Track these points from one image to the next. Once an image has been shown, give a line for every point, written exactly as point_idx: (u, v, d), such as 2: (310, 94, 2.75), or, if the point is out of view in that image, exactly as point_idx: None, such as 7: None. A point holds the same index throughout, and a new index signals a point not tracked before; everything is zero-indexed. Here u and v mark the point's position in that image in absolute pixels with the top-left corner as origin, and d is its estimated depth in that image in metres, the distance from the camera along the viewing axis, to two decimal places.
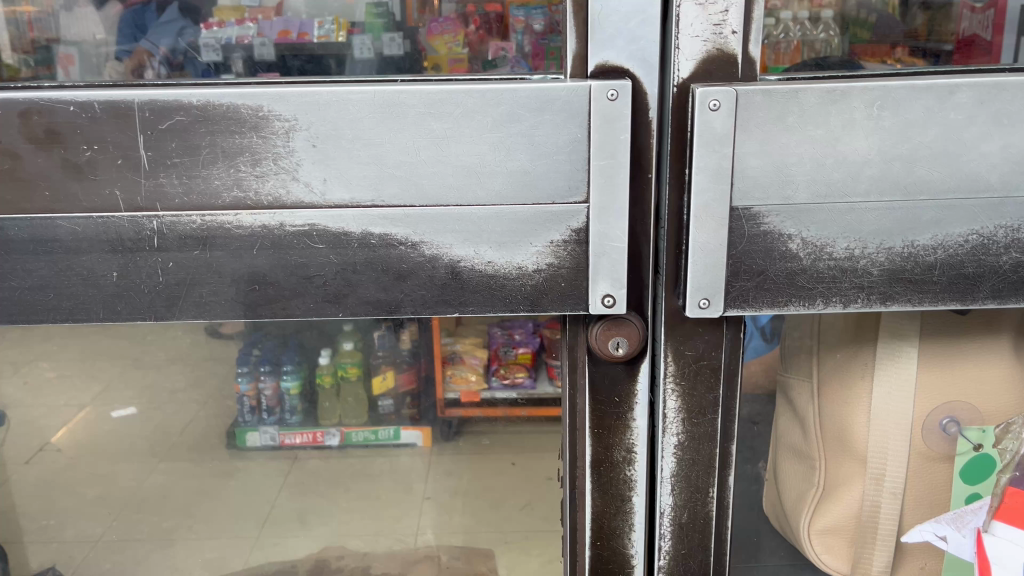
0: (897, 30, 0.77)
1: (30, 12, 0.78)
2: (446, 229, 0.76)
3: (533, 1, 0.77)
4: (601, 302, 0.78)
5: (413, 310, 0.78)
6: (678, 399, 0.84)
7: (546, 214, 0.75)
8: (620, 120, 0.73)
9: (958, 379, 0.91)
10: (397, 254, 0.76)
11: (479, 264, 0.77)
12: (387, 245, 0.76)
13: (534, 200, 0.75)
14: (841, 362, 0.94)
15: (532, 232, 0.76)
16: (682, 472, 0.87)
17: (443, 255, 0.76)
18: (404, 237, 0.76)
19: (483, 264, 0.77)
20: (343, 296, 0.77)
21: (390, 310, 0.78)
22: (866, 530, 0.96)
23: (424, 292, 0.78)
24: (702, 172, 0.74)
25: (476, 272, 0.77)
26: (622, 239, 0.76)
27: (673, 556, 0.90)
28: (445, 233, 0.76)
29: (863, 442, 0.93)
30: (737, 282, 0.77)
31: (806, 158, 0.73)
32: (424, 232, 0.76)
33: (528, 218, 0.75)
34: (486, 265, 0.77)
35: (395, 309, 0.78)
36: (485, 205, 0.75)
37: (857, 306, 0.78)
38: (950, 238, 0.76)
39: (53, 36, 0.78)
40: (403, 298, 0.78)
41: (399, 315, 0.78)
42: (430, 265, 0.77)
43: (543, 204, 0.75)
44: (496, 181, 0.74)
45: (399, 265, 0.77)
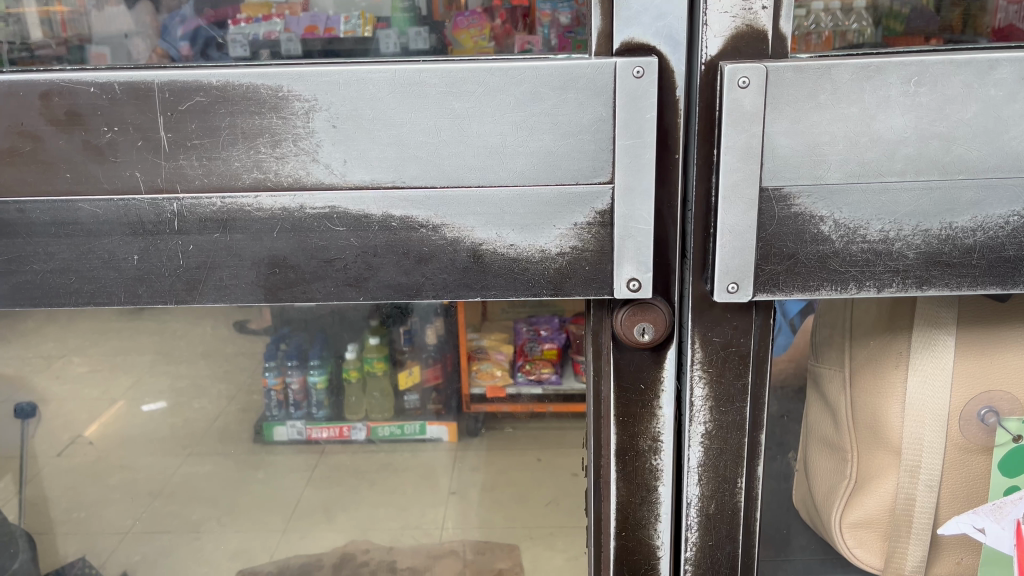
0: (932, 23, 0.76)
1: (64, 13, 0.81)
2: (468, 211, 0.74)
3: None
4: (626, 286, 0.77)
5: (435, 293, 0.77)
6: (706, 386, 0.82)
7: (570, 195, 0.73)
8: (647, 99, 0.71)
9: (997, 368, 0.87)
10: (418, 237, 0.75)
11: (501, 246, 0.75)
12: (407, 228, 0.75)
13: (557, 181, 0.73)
14: (874, 351, 0.92)
15: (556, 214, 0.74)
16: (709, 462, 0.85)
17: (465, 238, 0.75)
18: (425, 219, 0.74)
19: (505, 247, 0.75)
20: (364, 279, 0.76)
21: (412, 294, 0.77)
22: (900, 523, 0.93)
23: (445, 276, 0.76)
24: (731, 151, 0.72)
25: (498, 255, 0.76)
26: (649, 221, 0.74)
27: (700, 547, 0.88)
28: (466, 215, 0.74)
29: (897, 433, 0.90)
30: (767, 266, 0.75)
31: (839, 137, 0.71)
32: (446, 214, 0.74)
33: (551, 200, 0.74)
34: (509, 248, 0.75)
35: (417, 293, 0.77)
36: (508, 186, 0.73)
37: (891, 291, 0.76)
38: (989, 220, 0.73)
39: (86, 38, 0.81)
40: (424, 282, 0.77)
41: (421, 299, 0.77)
42: (452, 248, 0.75)
43: (566, 185, 0.73)
44: (518, 162, 0.73)
45: (420, 248, 0.75)
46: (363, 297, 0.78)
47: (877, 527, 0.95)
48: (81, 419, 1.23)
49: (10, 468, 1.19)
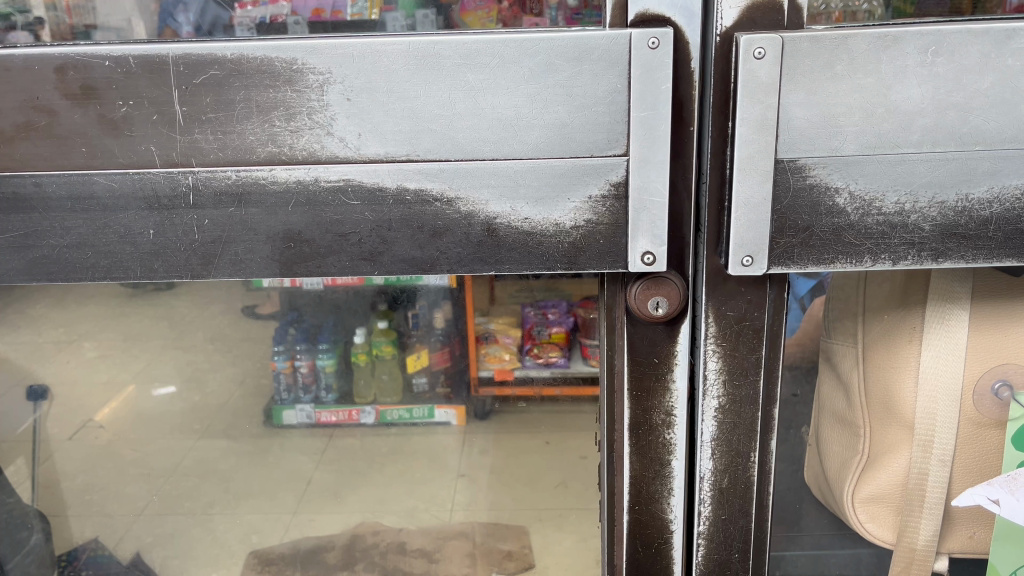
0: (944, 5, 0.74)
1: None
2: (482, 184, 0.74)
3: None
4: (641, 260, 0.77)
5: (449, 267, 0.77)
6: (720, 360, 0.82)
7: (584, 167, 0.73)
8: (662, 70, 0.71)
9: (1012, 342, 0.87)
10: (432, 211, 0.75)
11: (515, 220, 0.75)
12: (422, 202, 0.75)
13: (572, 154, 0.73)
14: (887, 326, 0.92)
15: (570, 187, 0.74)
16: (723, 436, 0.85)
17: (479, 212, 0.75)
18: (439, 193, 0.75)
19: (520, 221, 0.75)
20: (379, 254, 0.77)
21: (426, 268, 0.77)
22: (913, 498, 0.93)
23: (460, 250, 0.77)
24: (746, 123, 0.71)
25: (512, 229, 0.76)
26: (663, 194, 0.74)
27: (713, 522, 0.88)
28: (481, 188, 0.74)
29: (910, 408, 0.90)
30: (782, 238, 0.75)
31: (855, 108, 0.70)
32: (460, 188, 0.74)
33: (565, 172, 0.74)
34: (523, 221, 0.75)
35: (431, 267, 0.77)
36: (522, 159, 0.73)
37: (906, 263, 0.75)
38: (1005, 191, 0.73)
39: (90, 22, 0.77)
40: (439, 256, 0.77)
41: (435, 273, 0.77)
42: (466, 221, 0.75)
43: (581, 158, 0.73)
44: (533, 134, 0.73)
45: (434, 222, 0.76)
46: (378, 272, 0.78)
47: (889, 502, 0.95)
48: (92, 401, 1.23)
49: (21, 452, 1.15)
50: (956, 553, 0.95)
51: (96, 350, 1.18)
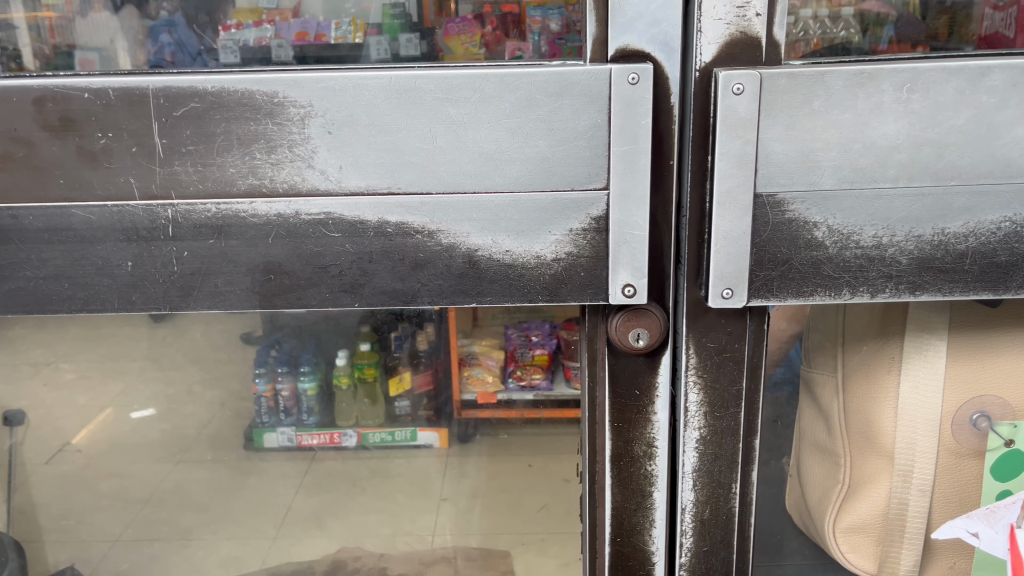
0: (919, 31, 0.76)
1: (52, 18, 0.78)
2: (464, 217, 0.74)
3: (549, 1, 0.76)
4: (622, 292, 0.77)
5: (430, 299, 0.77)
6: (700, 392, 0.82)
7: (565, 202, 0.74)
8: (642, 104, 0.71)
9: (990, 373, 0.88)
10: (413, 243, 0.75)
11: (496, 252, 0.75)
12: (403, 234, 0.75)
13: (554, 187, 0.73)
14: (866, 356, 0.92)
15: (551, 220, 0.74)
16: (704, 467, 0.85)
17: (461, 244, 0.75)
18: (421, 225, 0.74)
19: (501, 253, 0.75)
20: (359, 285, 0.76)
21: (407, 300, 0.77)
22: (893, 527, 0.93)
23: (441, 282, 0.76)
24: (725, 157, 0.72)
25: (494, 261, 0.76)
26: (643, 227, 0.75)
27: (694, 553, 0.88)
28: (463, 221, 0.74)
29: (891, 438, 0.91)
30: (761, 271, 0.75)
31: (832, 143, 0.71)
32: (442, 220, 0.74)
33: (547, 206, 0.74)
34: (507, 253, 0.75)
35: (412, 299, 0.77)
36: (503, 193, 0.74)
37: (884, 296, 0.76)
38: (982, 225, 0.73)
39: (73, 43, 0.77)
40: (420, 288, 0.76)
41: (416, 305, 0.77)
42: (447, 254, 0.75)
43: (562, 191, 0.73)
44: (514, 168, 0.73)
45: (416, 254, 0.75)
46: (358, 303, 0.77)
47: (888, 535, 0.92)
48: (72, 424, 1.22)
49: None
50: None
51: (75, 372, 1.16)
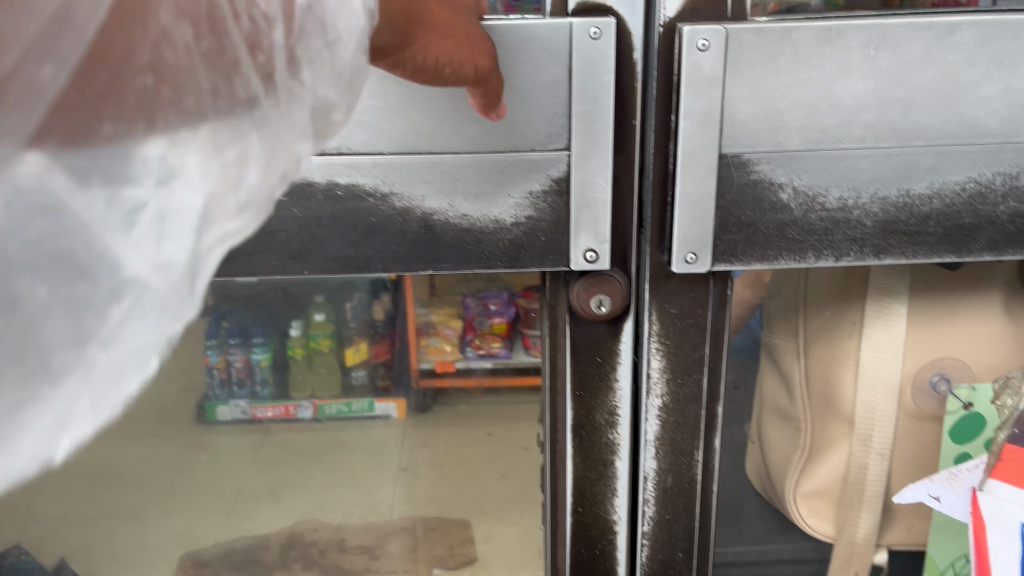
0: None
1: None
2: (419, 178, 0.71)
3: None
4: (583, 258, 0.74)
5: (385, 265, 0.73)
6: (663, 358, 0.81)
7: (524, 162, 0.71)
8: (603, 63, 0.69)
9: (950, 336, 0.88)
10: (366, 207, 0.71)
11: (453, 215, 0.72)
12: (355, 197, 0.71)
13: (512, 147, 0.70)
14: (828, 320, 0.92)
15: (510, 181, 0.71)
16: (666, 435, 0.84)
17: (416, 208, 0.72)
18: (373, 187, 0.71)
19: (458, 217, 0.72)
20: (309, 252, 0.72)
21: (360, 267, 0.73)
22: (854, 492, 0.92)
23: (395, 247, 0.73)
24: (689, 116, 0.69)
25: (451, 225, 0.72)
26: (606, 189, 0.72)
27: (656, 521, 0.87)
28: (418, 182, 0.71)
29: (851, 402, 0.90)
30: (725, 235, 0.73)
31: (798, 102, 0.69)
32: (396, 183, 0.71)
33: (504, 166, 0.71)
34: (464, 216, 0.72)
35: (365, 266, 0.73)
36: (459, 153, 0.70)
37: (849, 260, 0.75)
38: (946, 186, 0.72)
39: None
40: (373, 254, 0.73)
41: (369, 273, 0.73)
42: (401, 218, 0.72)
43: (521, 151, 0.71)
44: (471, 127, 0.70)
45: (368, 218, 0.72)
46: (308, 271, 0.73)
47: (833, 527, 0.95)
48: None
49: None
50: (895, 545, 0.94)
51: None
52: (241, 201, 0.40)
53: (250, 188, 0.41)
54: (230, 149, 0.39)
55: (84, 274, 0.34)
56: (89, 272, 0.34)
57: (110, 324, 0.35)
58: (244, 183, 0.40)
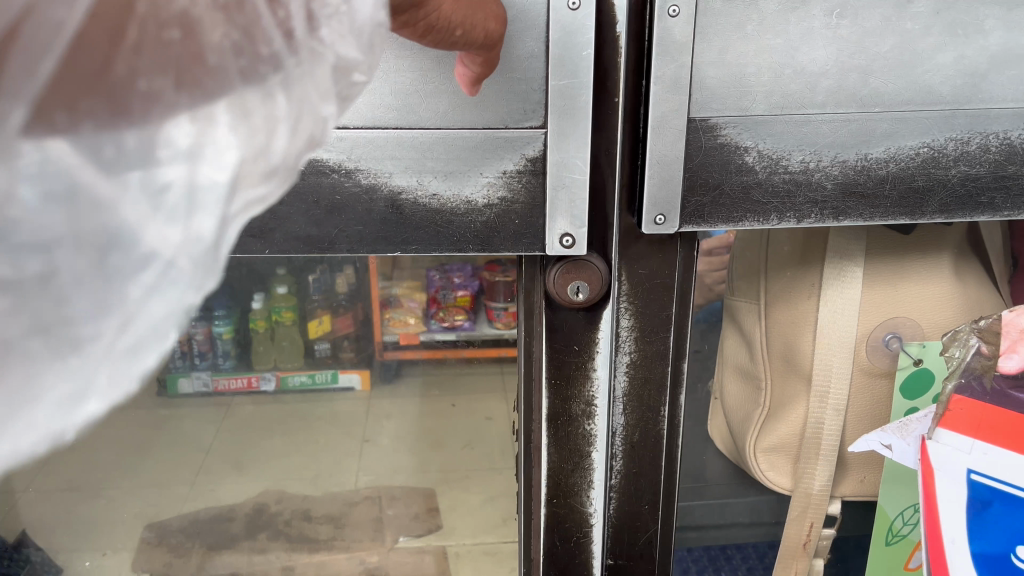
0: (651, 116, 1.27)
1: None
2: (385, 156, 0.72)
3: None
4: (559, 243, 0.77)
5: (350, 244, 0.75)
6: (631, 318, 0.83)
7: (497, 140, 0.73)
8: (581, 33, 0.70)
9: (902, 296, 0.92)
10: (329, 183, 0.73)
11: (423, 194, 0.74)
12: (318, 174, 0.72)
13: (485, 125, 0.72)
14: (787, 283, 0.96)
15: (482, 160, 0.73)
16: (634, 391, 0.87)
17: (382, 186, 0.73)
18: (337, 164, 0.72)
19: (427, 197, 0.74)
20: (270, 231, 0.74)
21: (324, 247, 0.75)
22: (809, 447, 0.96)
23: (362, 227, 0.75)
24: (660, 81, 0.72)
25: (419, 205, 0.74)
26: (582, 171, 0.74)
27: (624, 475, 0.90)
28: (385, 160, 0.72)
29: (809, 361, 0.94)
30: (693, 197, 0.76)
31: (764, 69, 0.72)
32: (363, 159, 0.72)
33: (477, 145, 0.73)
34: (433, 197, 0.74)
35: (330, 246, 0.75)
36: (429, 130, 0.72)
37: (809, 222, 0.78)
38: (902, 151, 0.75)
39: None
40: (337, 234, 0.75)
41: (334, 252, 0.75)
42: (368, 196, 0.73)
43: (494, 129, 0.72)
44: (441, 102, 0.71)
45: (331, 196, 0.73)
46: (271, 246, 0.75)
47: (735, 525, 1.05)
48: None
49: None
50: (848, 496, 0.99)
51: None
52: (268, 168, 0.36)
53: (280, 155, 0.36)
54: (253, 120, 0.34)
55: (104, 247, 0.31)
56: (109, 246, 0.31)
57: (128, 301, 0.32)
58: (274, 157, 0.36)
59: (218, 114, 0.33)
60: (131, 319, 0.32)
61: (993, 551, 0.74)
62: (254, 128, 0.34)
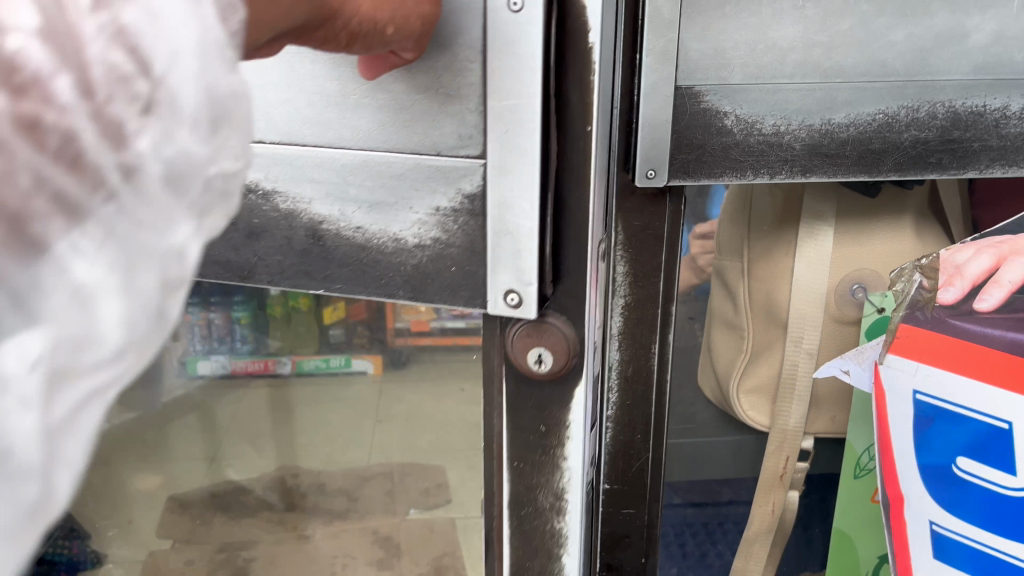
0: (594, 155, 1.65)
1: None
2: (303, 182, 0.75)
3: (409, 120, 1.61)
4: (507, 301, 0.75)
5: (268, 274, 0.80)
6: (625, 264, 0.96)
7: (427, 171, 0.72)
8: (525, 39, 0.65)
9: (868, 252, 1.04)
10: (250, 205, 0.77)
11: (345, 226, 0.76)
12: (240, 191, 0.77)
13: (414, 155, 0.71)
14: (767, 242, 1.08)
15: (409, 197, 0.73)
16: (627, 330, 0.98)
17: (303, 214, 0.76)
18: (258, 183, 0.76)
19: (350, 230, 0.76)
20: (188, 251, 0.81)
21: (245, 274, 0.81)
22: (787, 387, 1.07)
23: (280, 258, 0.79)
24: (651, 53, 0.84)
25: (340, 238, 0.76)
26: (531, 214, 0.71)
27: (619, 406, 1.02)
28: (303, 186, 0.75)
29: (785, 310, 1.06)
30: (679, 155, 0.88)
31: (741, 44, 0.83)
32: (281, 182, 0.76)
33: (404, 177, 0.72)
34: (357, 230, 0.75)
35: (250, 274, 0.81)
36: (353, 152, 0.73)
37: (781, 177, 0.91)
38: (861, 116, 0.87)
39: None
40: (259, 263, 0.80)
41: (255, 280, 0.81)
42: (287, 222, 0.77)
43: (426, 158, 0.71)
44: (367, 127, 0.71)
45: (253, 221, 0.78)
46: (190, 270, 0.83)
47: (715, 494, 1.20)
48: None
49: None
50: (820, 433, 1.12)
51: None
52: (123, 338, 0.32)
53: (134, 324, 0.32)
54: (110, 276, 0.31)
55: None
56: None
57: None
58: (107, 338, 0.31)
59: (90, 237, 0.30)
60: (77, 440, 0.31)
61: (936, 462, 0.85)
62: (152, 214, 0.33)
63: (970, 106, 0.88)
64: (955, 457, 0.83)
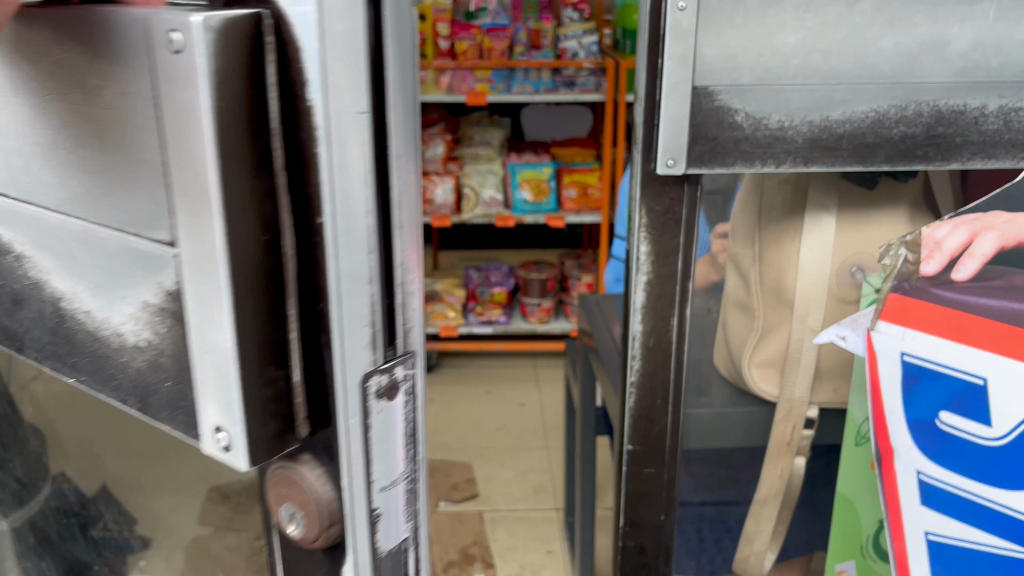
0: None
1: None
2: (44, 248, 0.67)
3: None
4: (217, 443, 0.59)
5: (34, 350, 0.73)
6: (648, 244, 1.08)
7: (132, 251, 0.60)
8: (187, 90, 0.51)
9: (866, 237, 1.17)
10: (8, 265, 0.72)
11: (79, 307, 0.67)
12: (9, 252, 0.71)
13: (118, 231, 0.61)
14: (777, 231, 1.18)
15: (124, 278, 0.62)
16: (650, 304, 1.11)
17: (48, 286, 0.68)
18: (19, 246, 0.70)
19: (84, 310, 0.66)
20: None
21: (20, 344, 0.74)
22: (793, 359, 1.22)
23: (39, 331, 0.72)
24: (671, 58, 0.97)
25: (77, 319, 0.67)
26: (226, 346, 0.56)
27: (641, 373, 1.14)
28: (43, 250, 0.68)
29: (792, 291, 1.19)
30: (696, 147, 1.01)
31: (750, 50, 0.97)
32: (29, 249, 0.69)
33: (116, 253, 0.61)
34: (88, 314, 0.66)
35: (23, 345, 0.74)
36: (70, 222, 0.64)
37: (785, 167, 1.03)
38: (855, 113, 1.00)
39: None
40: (27, 336, 0.73)
41: (27, 353, 0.74)
42: (39, 291, 0.70)
43: (125, 237, 0.60)
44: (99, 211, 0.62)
45: (16, 289, 0.72)
46: None
47: (737, 454, 1.29)
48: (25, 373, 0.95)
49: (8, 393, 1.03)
50: (824, 403, 1.24)
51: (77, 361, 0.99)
52: None
53: None
54: None
55: None
56: None
57: None
58: None
59: None
60: None
61: (921, 418, 0.93)
62: None
63: (953, 105, 1.00)
64: (938, 412, 0.91)
